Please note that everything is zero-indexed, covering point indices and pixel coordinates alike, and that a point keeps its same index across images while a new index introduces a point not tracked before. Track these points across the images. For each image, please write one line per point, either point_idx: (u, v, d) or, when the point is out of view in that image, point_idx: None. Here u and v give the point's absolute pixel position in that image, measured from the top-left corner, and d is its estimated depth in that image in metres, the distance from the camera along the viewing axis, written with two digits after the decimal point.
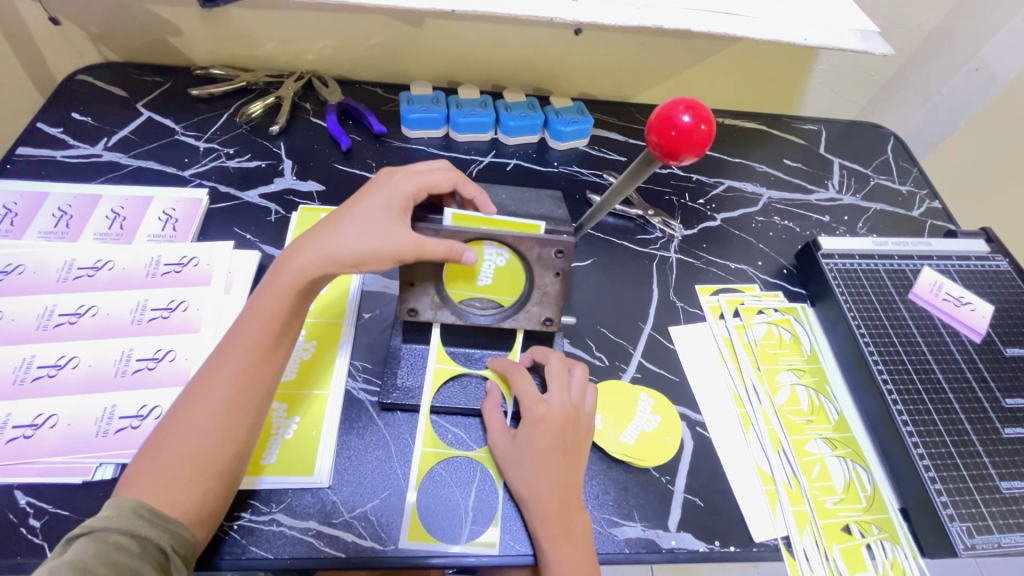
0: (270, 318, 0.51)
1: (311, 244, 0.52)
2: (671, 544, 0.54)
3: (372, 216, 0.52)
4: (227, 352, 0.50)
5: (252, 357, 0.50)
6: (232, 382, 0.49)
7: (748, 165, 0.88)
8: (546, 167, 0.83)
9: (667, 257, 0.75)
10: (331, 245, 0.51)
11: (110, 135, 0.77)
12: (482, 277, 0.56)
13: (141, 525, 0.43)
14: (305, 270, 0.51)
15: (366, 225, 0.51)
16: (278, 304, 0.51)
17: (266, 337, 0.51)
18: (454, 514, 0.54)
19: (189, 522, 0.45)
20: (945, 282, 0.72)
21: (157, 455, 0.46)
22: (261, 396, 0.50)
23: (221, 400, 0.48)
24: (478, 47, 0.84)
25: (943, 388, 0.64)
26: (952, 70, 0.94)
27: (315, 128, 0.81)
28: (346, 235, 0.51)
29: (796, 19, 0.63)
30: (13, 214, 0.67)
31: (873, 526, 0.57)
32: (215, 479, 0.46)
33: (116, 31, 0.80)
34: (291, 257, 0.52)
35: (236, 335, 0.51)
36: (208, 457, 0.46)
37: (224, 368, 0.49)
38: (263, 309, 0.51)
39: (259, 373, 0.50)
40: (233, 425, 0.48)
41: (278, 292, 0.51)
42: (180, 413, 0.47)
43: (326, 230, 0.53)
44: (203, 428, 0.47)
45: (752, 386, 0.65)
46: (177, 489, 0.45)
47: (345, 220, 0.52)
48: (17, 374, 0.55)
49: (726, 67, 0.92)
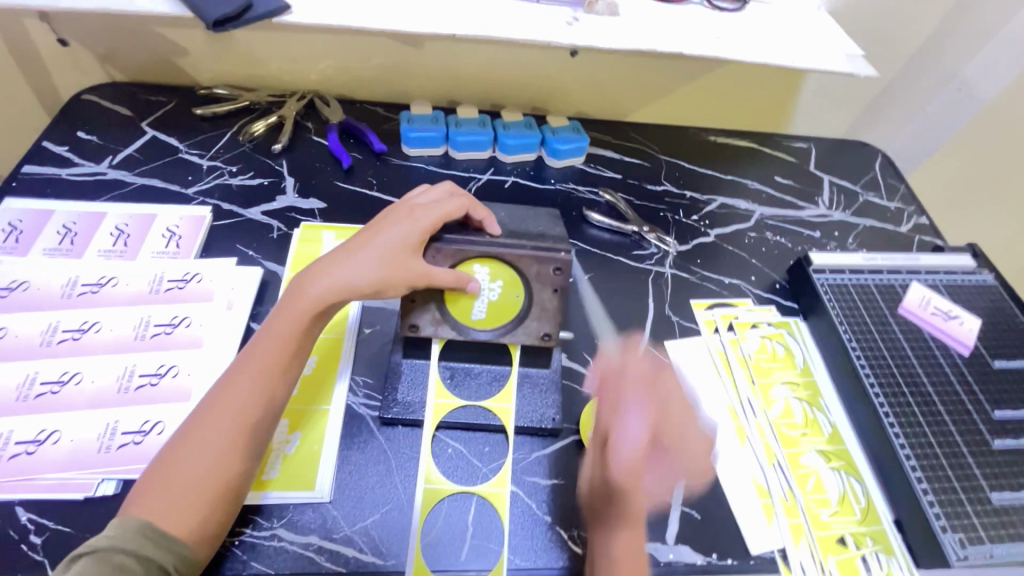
0: (281, 342, 0.52)
1: (327, 268, 0.54)
2: (669, 557, 0.55)
3: (389, 247, 0.54)
4: (237, 375, 0.51)
5: (261, 380, 0.51)
6: (241, 404, 0.49)
7: (739, 182, 0.90)
8: (543, 185, 0.84)
9: (662, 272, 0.77)
10: (347, 272, 0.54)
11: (114, 153, 0.78)
12: (478, 307, 0.58)
13: (145, 544, 0.43)
14: (317, 295, 0.53)
15: (384, 256, 0.54)
16: (292, 330, 0.53)
17: (277, 357, 0.52)
18: (455, 528, 0.54)
19: (193, 541, 0.45)
20: (933, 296, 0.74)
21: (165, 475, 0.47)
22: (269, 416, 0.51)
23: (229, 422, 0.49)
24: (477, 68, 0.86)
25: (933, 400, 0.65)
26: (935, 91, 0.96)
27: (316, 146, 0.83)
28: (361, 262, 0.54)
29: (784, 46, 0.70)
30: (18, 231, 0.68)
31: (867, 538, 0.58)
32: (221, 498, 0.47)
33: (124, 51, 0.82)
34: (306, 282, 0.54)
35: (246, 358, 0.52)
36: (214, 477, 0.47)
37: (235, 390, 0.50)
38: (277, 333, 0.53)
39: (269, 392, 0.51)
40: (241, 447, 0.48)
41: (295, 316, 0.53)
42: (188, 438, 0.48)
43: (343, 256, 0.55)
44: (210, 448, 0.47)
45: (747, 398, 0.66)
46: (183, 509, 0.45)
47: (363, 249, 0.55)
48: (20, 390, 0.56)
49: (717, 88, 0.95)
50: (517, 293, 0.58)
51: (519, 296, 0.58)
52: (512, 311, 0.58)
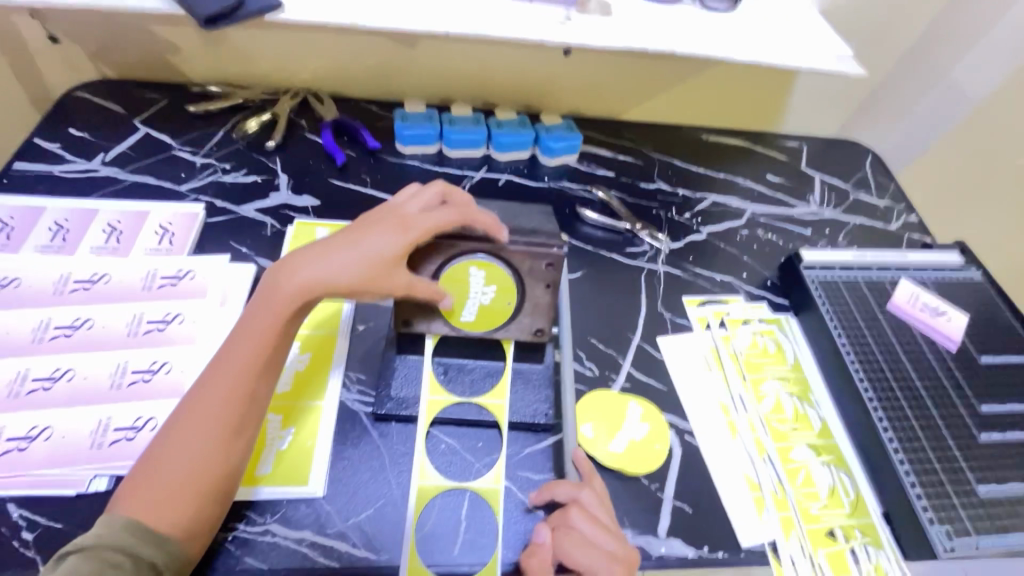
0: (262, 339, 0.52)
1: (306, 265, 0.53)
2: (660, 550, 0.55)
3: (371, 256, 0.53)
4: (216, 374, 0.50)
5: (241, 378, 0.50)
6: (220, 402, 0.49)
7: (731, 180, 0.91)
8: (536, 182, 0.84)
9: (654, 269, 0.77)
10: (327, 273, 0.53)
11: (107, 150, 0.78)
12: (467, 310, 0.59)
13: (132, 542, 0.43)
14: (295, 293, 0.52)
15: (366, 262, 0.53)
16: (271, 326, 0.52)
17: (257, 352, 0.51)
18: (448, 524, 0.54)
19: (181, 538, 0.45)
20: (922, 293, 0.75)
21: (149, 475, 0.47)
22: (251, 413, 0.50)
23: (210, 421, 0.48)
24: (470, 66, 0.86)
25: (921, 394, 0.66)
26: (923, 91, 0.98)
27: (310, 144, 0.83)
28: (341, 264, 0.53)
29: (775, 46, 0.71)
30: (10, 228, 0.67)
31: (857, 531, 0.59)
32: (206, 497, 0.47)
33: (117, 49, 0.82)
34: (282, 278, 0.53)
35: (226, 355, 0.52)
36: (197, 476, 0.47)
37: (216, 388, 0.50)
38: (255, 329, 0.52)
39: (248, 388, 0.50)
40: (224, 445, 0.48)
41: (272, 311, 0.52)
42: (170, 437, 0.48)
43: (324, 252, 0.54)
44: (192, 447, 0.47)
45: (738, 393, 0.67)
46: (167, 509, 0.45)
47: (345, 249, 0.54)
48: (12, 387, 0.56)
49: (708, 88, 0.95)
50: (509, 301, 0.59)
51: (510, 304, 0.59)
52: (501, 317, 0.59)
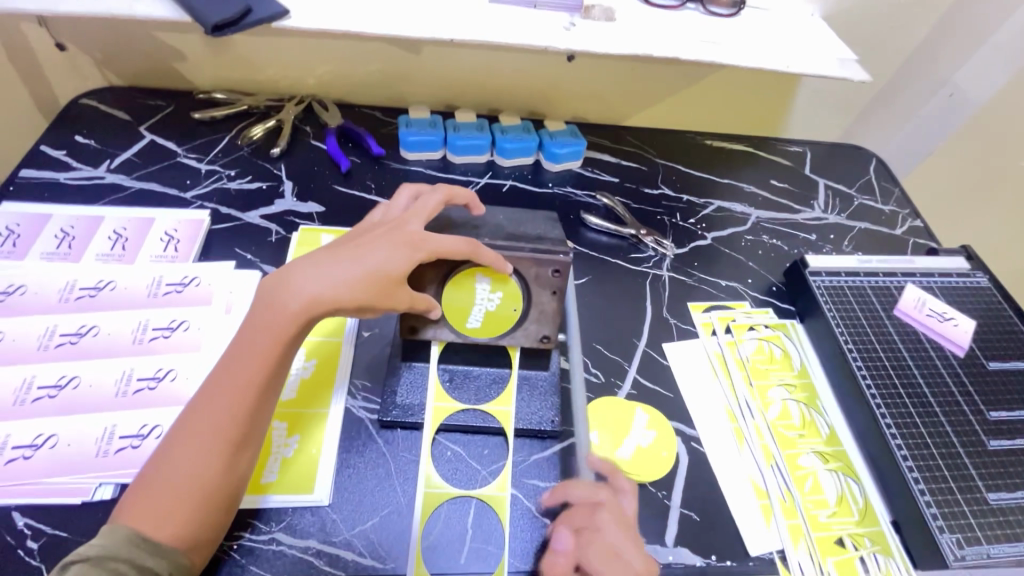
0: (263, 347, 0.51)
1: (308, 278, 0.53)
2: (668, 559, 0.55)
3: (375, 274, 0.53)
4: (219, 383, 0.50)
5: (246, 389, 0.49)
6: (224, 413, 0.48)
7: (735, 185, 0.91)
8: (541, 188, 0.84)
9: (659, 275, 0.77)
10: (328, 287, 0.52)
11: (112, 157, 0.78)
12: (472, 317, 0.58)
13: (138, 553, 0.43)
14: (298, 305, 0.52)
15: (368, 279, 0.53)
16: (274, 335, 0.51)
17: (261, 361, 0.50)
18: (454, 532, 0.54)
19: (185, 549, 0.45)
20: (928, 298, 0.74)
21: (152, 486, 0.46)
22: (255, 424, 0.50)
23: (214, 433, 0.48)
24: (474, 73, 0.87)
25: (928, 401, 0.66)
26: (927, 95, 0.97)
27: (315, 150, 0.83)
28: (344, 279, 0.53)
29: (779, 52, 0.71)
30: (15, 235, 0.67)
31: (866, 538, 0.58)
32: (211, 508, 0.46)
33: (123, 56, 0.82)
34: (285, 290, 0.52)
35: (229, 364, 0.51)
36: (201, 488, 0.46)
37: (218, 398, 0.49)
38: (258, 338, 0.51)
39: (253, 399, 0.50)
40: (228, 457, 0.48)
41: (276, 321, 0.51)
42: (173, 448, 0.47)
43: (326, 266, 0.54)
44: (195, 459, 0.47)
45: (745, 400, 0.66)
46: (171, 521, 0.45)
47: (348, 264, 0.54)
48: (17, 395, 0.56)
49: (711, 94, 0.95)
50: (515, 307, 0.58)
51: (516, 310, 0.58)
52: (506, 324, 0.59)
